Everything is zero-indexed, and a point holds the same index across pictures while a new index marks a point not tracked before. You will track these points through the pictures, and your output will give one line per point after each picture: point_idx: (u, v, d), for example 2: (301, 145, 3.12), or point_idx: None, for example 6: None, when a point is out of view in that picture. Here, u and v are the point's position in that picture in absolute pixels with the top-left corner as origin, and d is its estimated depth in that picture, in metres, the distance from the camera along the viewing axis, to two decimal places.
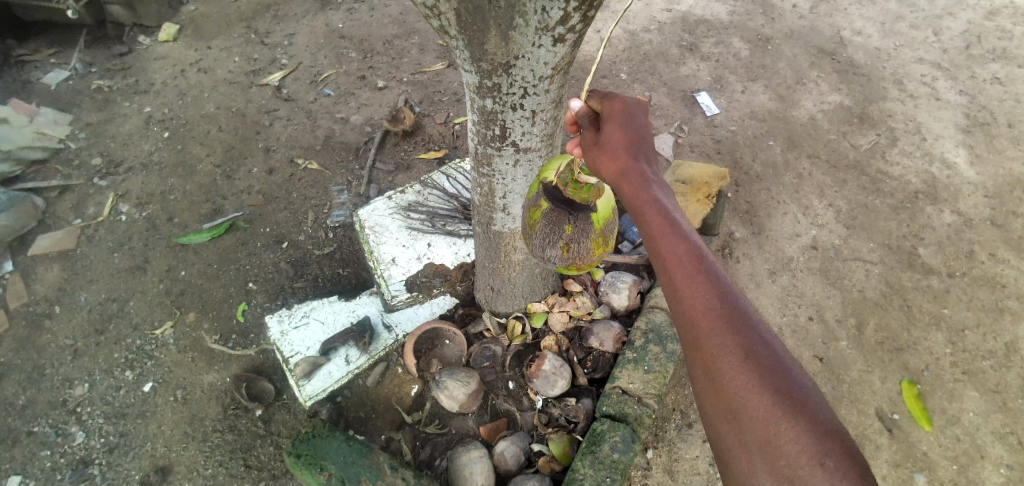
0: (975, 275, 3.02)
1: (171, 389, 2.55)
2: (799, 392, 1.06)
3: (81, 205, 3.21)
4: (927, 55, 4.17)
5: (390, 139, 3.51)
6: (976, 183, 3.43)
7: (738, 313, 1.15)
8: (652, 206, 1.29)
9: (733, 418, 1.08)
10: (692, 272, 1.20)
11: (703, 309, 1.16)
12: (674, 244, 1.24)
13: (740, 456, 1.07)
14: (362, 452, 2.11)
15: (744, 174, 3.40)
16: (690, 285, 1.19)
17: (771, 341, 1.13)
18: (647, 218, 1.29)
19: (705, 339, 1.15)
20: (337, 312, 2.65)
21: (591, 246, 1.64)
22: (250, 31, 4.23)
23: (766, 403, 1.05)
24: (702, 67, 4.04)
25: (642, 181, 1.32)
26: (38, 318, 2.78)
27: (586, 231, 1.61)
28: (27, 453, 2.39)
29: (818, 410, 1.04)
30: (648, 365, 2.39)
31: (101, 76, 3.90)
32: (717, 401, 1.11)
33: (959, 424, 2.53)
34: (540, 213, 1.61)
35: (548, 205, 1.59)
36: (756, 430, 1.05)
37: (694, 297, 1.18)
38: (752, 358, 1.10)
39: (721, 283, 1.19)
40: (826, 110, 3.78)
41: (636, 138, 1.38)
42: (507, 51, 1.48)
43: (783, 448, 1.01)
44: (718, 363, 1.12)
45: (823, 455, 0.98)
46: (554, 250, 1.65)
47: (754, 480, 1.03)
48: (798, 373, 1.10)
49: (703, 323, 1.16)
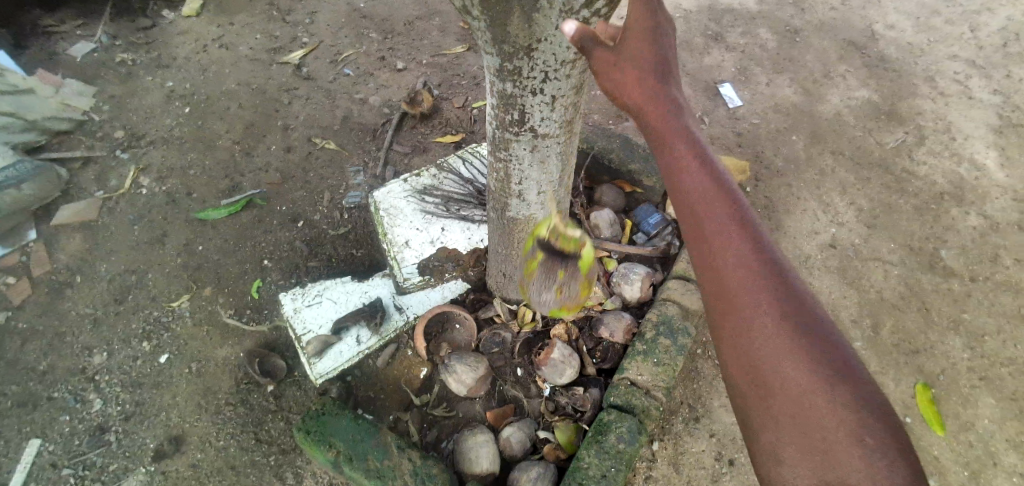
0: (999, 280, 2.95)
1: (186, 362, 2.60)
2: (839, 365, 1.09)
3: (103, 177, 3.26)
4: (961, 52, 4.04)
5: (407, 122, 3.50)
6: (1005, 185, 3.33)
7: (778, 280, 1.16)
8: (686, 150, 1.22)
9: (763, 386, 1.12)
10: (730, 236, 1.18)
11: (741, 275, 1.17)
12: (705, 192, 1.20)
13: (766, 424, 1.11)
14: (369, 432, 2.13)
15: (764, 168, 3.34)
16: (726, 245, 1.18)
17: (811, 311, 1.15)
18: (680, 162, 1.23)
19: (743, 306, 1.16)
20: (350, 292, 2.67)
21: (578, 289, 1.84)
22: (272, 8, 4.23)
23: (805, 376, 1.08)
24: (726, 57, 3.96)
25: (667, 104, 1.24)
26: (59, 286, 2.84)
27: (577, 276, 1.80)
28: (47, 417, 2.46)
29: (855, 380, 1.08)
30: (657, 358, 2.38)
31: (124, 49, 3.93)
32: (746, 366, 1.15)
33: (973, 430, 2.49)
34: (537, 264, 1.79)
35: (544, 256, 1.75)
36: (790, 401, 1.08)
37: (732, 261, 1.17)
38: (790, 326, 1.12)
39: (758, 242, 1.18)
40: (853, 106, 3.70)
41: (665, 63, 1.27)
42: (530, 33, 1.45)
43: (818, 420, 1.05)
44: (756, 332, 1.14)
45: (861, 432, 1.02)
46: (550, 295, 1.86)
47: (781, 449, 1.08)
48: (838, 340, 1.13)
49: (739, 287, 1.16)
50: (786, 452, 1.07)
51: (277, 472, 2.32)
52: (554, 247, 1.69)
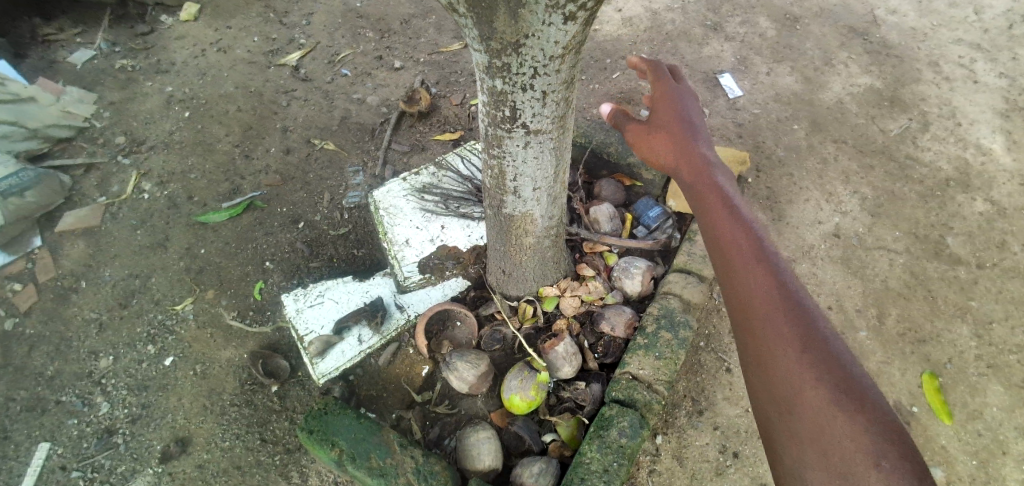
0: (1006, 266, 2.91)
1: (190, 364, 2.62)
2: (857, 388, 1.18)
3: (105, 183, 3.29)
4: (966, 35, 3.98)
5: (405, 121, 3.50)
6: (1012, 170, 3.28)
7: (796, 304, 1.32)
8: (711, 189, 1.59)
9: (785, 407, 1.22)
10: (749, 260, 1.41)
11: (761, 296, 1.35)
12: (727, 225, 1.49)
13: (789, 446, 1.19)
14: (371, 430, 2.15)
15: (765, 158, 3.31)
16: (747, 271, 1.39)
17: (830, 337, 1.27)
18: (706, 197, 1.58)
19: (762, 326, 1.31)
20: (351, 292, 2.68)
21: (533, 387, 2.27)
22: (269, 10, 4.24)
23: (822, 396, 1.17)
24: (726, 47, 3.92)
25: (689, 145, 1.70)
26: (64, 292, 2.87)
27: (530, 379, 2.29)
28: (55, 421, 2.49)
29: (874, 405, 1.15)
30: (659, 351, 2.37)
31: (124, 55, 3.95)
32: (771, 391, 1.26)
33: (981, 419, 2.46)
34: (518, 364, 2.36)
35: (522, 363, 2.37)
36: (808, 420, 1.17)
37: (751, 283, 1.37)
38: (809, 350, 1.24)
39: (777, 271, 1.38)
40: (855, 93, 3.65)
41: (689, 128, 1.75)
42: (517, 29, 1.44)
43: (835, 438, 1.12)
44: (776, 352, 1.27)
45: (879, 456, 1.07)
46: (511, 382, 2.30)
47: (803, 469, 1.14)
48: (858, 367, 1.23)
49: (759, 309, 1.33)
50: (809, 473, 1.13)
51: (282, 471, 2.33)
52: (529, 362, 2.36)
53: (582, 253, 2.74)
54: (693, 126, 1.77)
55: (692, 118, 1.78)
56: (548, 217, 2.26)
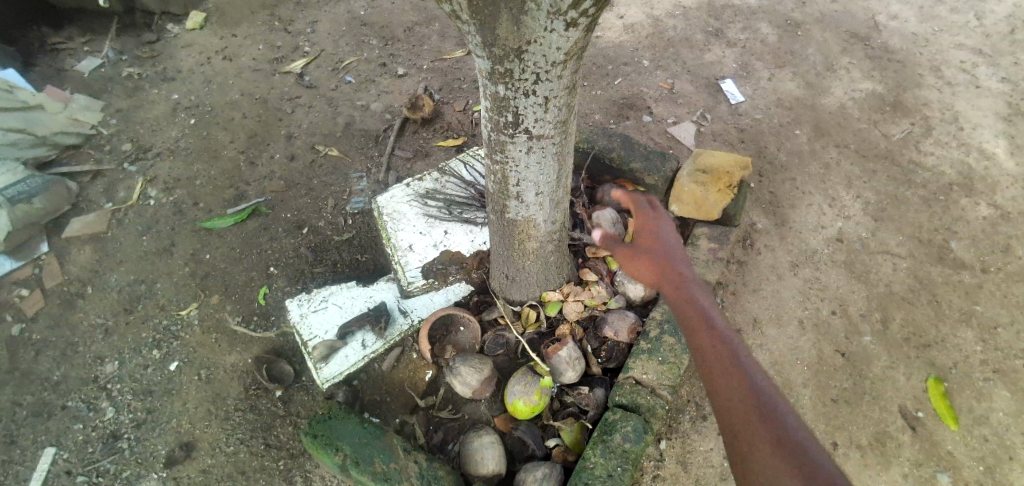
0: (1010, 271, 2.90)
1: (195, 369, 2.63)
2: None
3: (111, 189, 3.32)
4: (967, 40, 3.99)
5: (409, 127, 3.53)
6: (1015, 174, 3.28)
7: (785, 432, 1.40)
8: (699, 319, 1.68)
9: None
10: (738, 390, 1.50)
11: (753, 428, 1.42)
12: (714, 355, 1.59)
13: None
14: (375, 435, 2.15)
15: (768, 163, 3.32)
16: (738, 401, 1.48)
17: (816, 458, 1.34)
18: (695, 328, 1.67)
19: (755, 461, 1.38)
20: (355, 297, 2.69)
21: (536, 392, 2.28)
22: (274, 19, 4.28)
23: None
24: (728, 53, 3.94)
25: (675, 274, 1.81)
26: (71, 298, 2.89)
27: (534, 384, 2.29)
28: (61, 426, 2.50)
29: None
30: (662, 356, 2.37)
31: (131, 63, 4.00)
32: None
33: (987, 424, 2.45)
34: (522, 369, 2.36)
35: (526, 368, 2.37)
36: None
37: (741, 411, 1.46)
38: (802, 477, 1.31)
39: (765, 400, 1.46)
40: (857, 98, 3.66)
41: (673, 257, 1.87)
42: (519, 35, 1.46)
43: None
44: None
45: None
46: (515, 386, 2.30)
47: None
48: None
49: (753, 442, 1.40)
50: None
51: (286, 476, 2.33)
52: (533, 367, 2.36)
53: (586, 257, 2.73)
54: (676, 255, 1.88)
55: (675, 249, 1.90)
56: (551, 222, 2.26)
